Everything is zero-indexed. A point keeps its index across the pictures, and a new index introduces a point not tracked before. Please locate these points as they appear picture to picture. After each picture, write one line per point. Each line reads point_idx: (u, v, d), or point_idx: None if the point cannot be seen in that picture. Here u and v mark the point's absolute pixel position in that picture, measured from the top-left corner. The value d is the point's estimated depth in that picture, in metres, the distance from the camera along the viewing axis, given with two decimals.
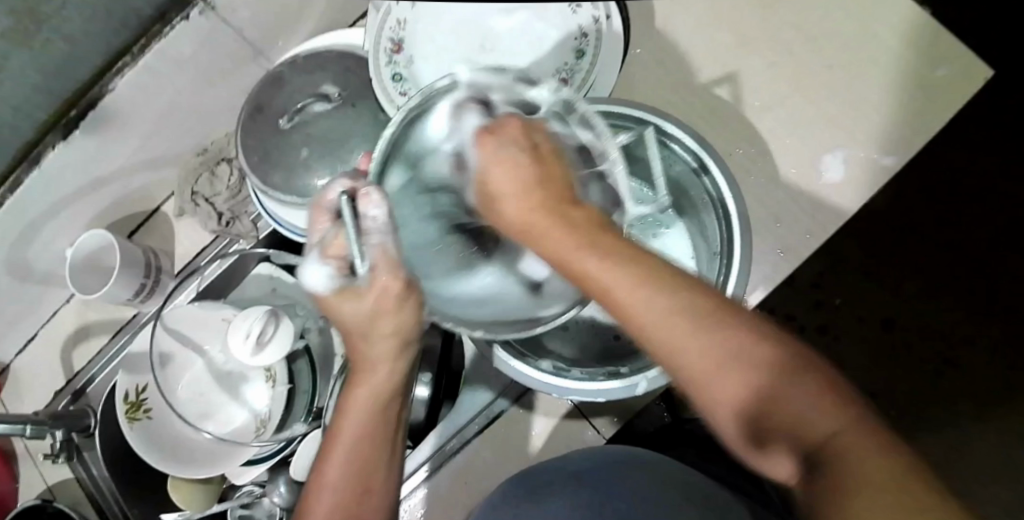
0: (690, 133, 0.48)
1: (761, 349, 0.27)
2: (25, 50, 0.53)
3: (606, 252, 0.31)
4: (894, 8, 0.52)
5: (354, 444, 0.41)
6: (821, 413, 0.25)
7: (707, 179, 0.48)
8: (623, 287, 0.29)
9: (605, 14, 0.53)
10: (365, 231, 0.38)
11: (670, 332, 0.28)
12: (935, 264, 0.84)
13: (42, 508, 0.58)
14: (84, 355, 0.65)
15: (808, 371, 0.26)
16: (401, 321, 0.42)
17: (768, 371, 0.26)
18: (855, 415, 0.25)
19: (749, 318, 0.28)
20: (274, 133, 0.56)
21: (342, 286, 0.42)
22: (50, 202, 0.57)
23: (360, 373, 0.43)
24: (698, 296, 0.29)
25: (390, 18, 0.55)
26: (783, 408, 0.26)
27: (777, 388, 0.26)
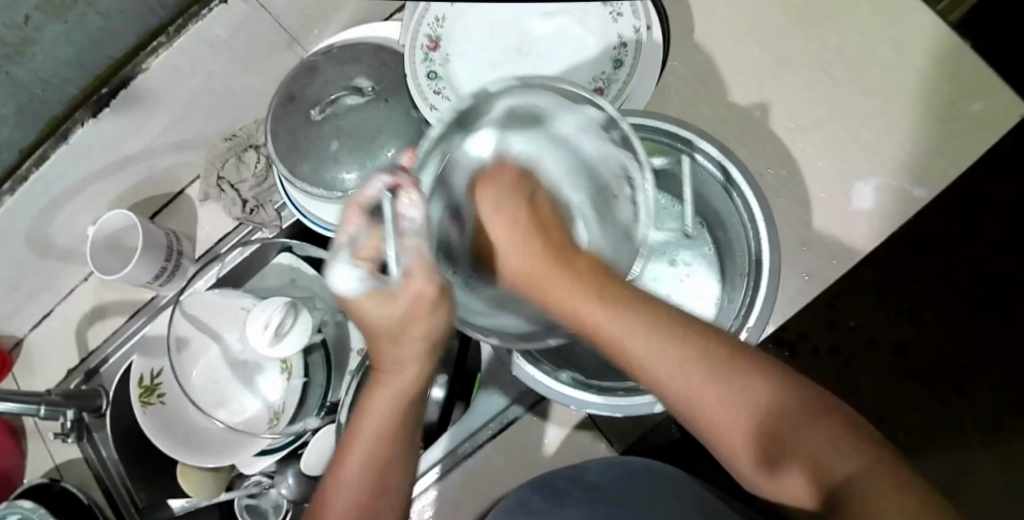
0: (713, 141, 0.47)
1: (763, 399, 0.32)
2: (59, 24, 0.52)
3: (618, 304, 0.36)
4: (939, 35, 0.51)
5: (373, 449, 0.41)
6: (838, 454, 0.30)
7: (735, 193, 0.47)
8: (644, 346, 0.34)
9: (647, 24, 0.52)
10: (404, 233, 0.37)
11: (687, 382, 0.33)
12: (951, 294, 0.83)
13: (48, 486, 0.57)
14: (98, 334, 0.64)
15: (811, 413, 0.31)
16: (431, 329, 0.41)
17: (769, 411, 0.32)
18: (863, 451, 0.30)
19: (757, 365, 0.33)
20: (303, 123, 0.55)
21: (373, 287, 0.41)
22: (76, 180, 0.57)
23: (383, 378, 0.43)
24: (710, 344, 0.34)
25: (429, 14, 0.55)
26: (795, 444, 0.31)
27: (788, 430, 0.31)
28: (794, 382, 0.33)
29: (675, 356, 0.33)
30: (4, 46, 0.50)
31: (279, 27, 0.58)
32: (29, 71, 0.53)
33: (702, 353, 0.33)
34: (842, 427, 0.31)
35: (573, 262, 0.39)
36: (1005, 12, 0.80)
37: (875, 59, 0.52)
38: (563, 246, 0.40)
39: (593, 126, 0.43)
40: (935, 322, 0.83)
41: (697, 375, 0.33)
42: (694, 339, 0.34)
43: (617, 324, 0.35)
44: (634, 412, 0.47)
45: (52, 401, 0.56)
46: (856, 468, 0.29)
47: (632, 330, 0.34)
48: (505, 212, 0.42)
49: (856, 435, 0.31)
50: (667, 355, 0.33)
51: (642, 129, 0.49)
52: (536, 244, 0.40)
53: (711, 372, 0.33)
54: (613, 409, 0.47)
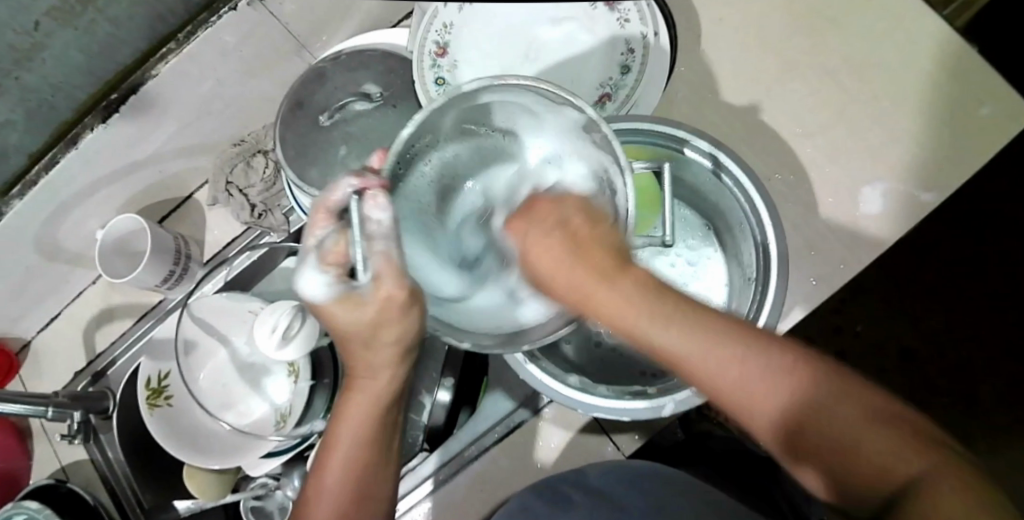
0: (704, 136, 0.48)
1: (807, 392, 0.31)
2: (71, 29, 0.53)
3: (649, 302, 0.35)
4: (941, 44, 0.52)
5: (354, 455, 0.42)
6: (898, 454, 0.28)
7: (729, 179, 0.48)
8: (682, 339, 0.33)
9: (654, 30, 0.53)
10: (371, 237, 0.38)
11: (725, 375, 0.32)
12: (954, 299, 0.84)
13: (55, 488, 0.58)
14: (106, 336, 0.65)
15: (864, 407, 0.30)
16: (403, 332, 0.42)
17: (814, 405, 0.30)
18: (918, 446, 0.28)
19: (802, 358, 0.32)
20: (313, 127, 0.56)
21: (343, 291, 0.42)
22: (85, 183, 0.58)
23: (359, 380, 0.44)
24: (753, 339, 0.32)
25: (437, 21, 0.55)
26: (846, 441, 0.29)
27: (837, 425, 0.30)
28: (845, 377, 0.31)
29: (715, 349, 0.32)
30: (16, 51, 0.51)
31: (289, 33, 0.59)
32: (36, 79, 0.54)
33: (757, 358, 0.32)
34: (907, 430, 0.29)
35: (624, 268, 0.37)
36: (1007, 19, 0.81)
37: (878, 67, 0.53)
38: (610, 252, 0.37)
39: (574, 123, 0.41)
40: (937, 326, 0.84)
41: (753, 382, 0.31)
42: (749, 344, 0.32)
43: (666, 333, 0.33)
44: (642, 416, 0.47)
45: (59, 402, 0.56)
46: (919, 466, 0.27)
47: (666, 329, 0.33)
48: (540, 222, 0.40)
49: (925, 440, 0.28)
50: (707, 349, 0.32)
51: (636, 135, 0.49)
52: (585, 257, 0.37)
53: (749, 365, 0.32)
54: (621, 412, 0.47)
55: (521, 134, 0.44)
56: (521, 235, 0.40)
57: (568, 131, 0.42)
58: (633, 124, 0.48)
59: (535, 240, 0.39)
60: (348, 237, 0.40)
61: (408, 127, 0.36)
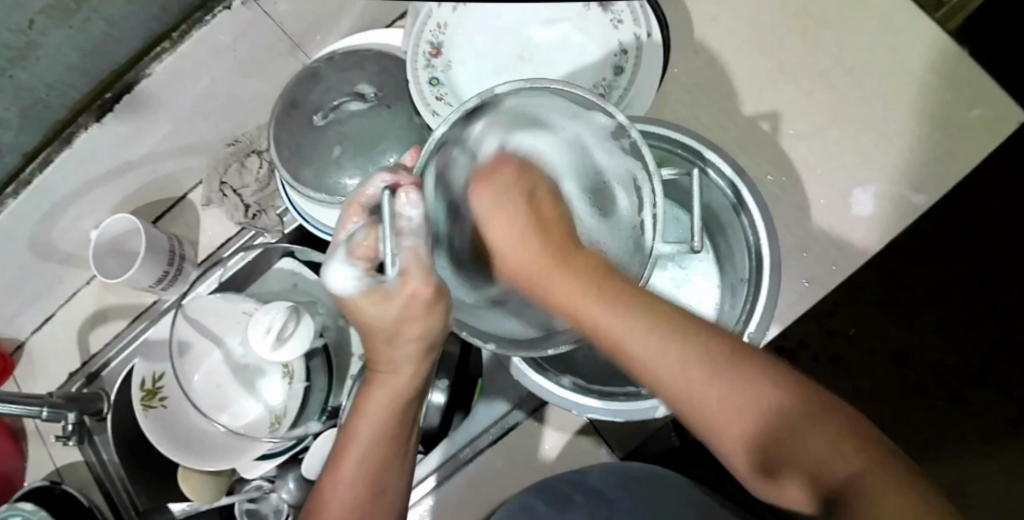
0: (729, 161, 0.48)
1: (763, 395, 0.31)
2: (64, 28, 0.53)
3: (607, 300, 0.34)
4: (936, 44, 0.51)
5: (373, 448, 0.42)
6: (834, 451, 0.29)
7: (745, 216, 0.48)
8: (635, 336, 0.33)
9: (648, 31, 0.53)
10: (400, 232, 0.37)
11: (676, 372, 0.32)
12: (951, 299, 0.84)
13: (49, 489, 0.58)
14: (100, 337, 0.65)
15: (818, 412, 0.30)
16: (429, 328, 0.42)
17: (765, 407, 0.31)
18: (866, 452, 0.28)
19: (757, 359, 0.32)
20: (305, 127, 0.55)
21: (371, 286, 0.40)
22: (78, 183, 0.57)
23: (380, 374, 0.44)
24: (709, 340, 0.33)
25: (431, 21, 0.55)
26: (795, 443, 0.30)
27: (787, 428, 0.30)
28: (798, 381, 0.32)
29: (668, 347, 0.33)
30: (8, 50, 0.50)
31: (283, 32, 0.59)
32: (31, 77, 0.54)
33: (706, 351, 0.32)
34: (846, 426, 0.29)
35: (570, 258, 0.37)
36: (1005, 19, 0.80)
37: (874, 67, 0.52)
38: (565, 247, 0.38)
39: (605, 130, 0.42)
40: (933, 327, 0.84)
41: (698, 373, 0.32)
42: (698, 337, 0.33)
43: (619, 319, 0.34)
44: (635, 417, 0.47)
45: (54, 403, 0.56)
46: (860, 466, 0.28)
47: (623, 326, 0.33)
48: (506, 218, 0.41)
49: (868, 441, 0.29)
50: (661, 347, 0.33)
51: (655, 140, 0.49)
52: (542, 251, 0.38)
53: (702, 364, 0.32)
54: (614, 413, 0.47)
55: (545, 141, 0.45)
56: (486, 201, 0.41)
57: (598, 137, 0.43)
58: (647, 130, 0.48)
59: (495, 228, 0.41)
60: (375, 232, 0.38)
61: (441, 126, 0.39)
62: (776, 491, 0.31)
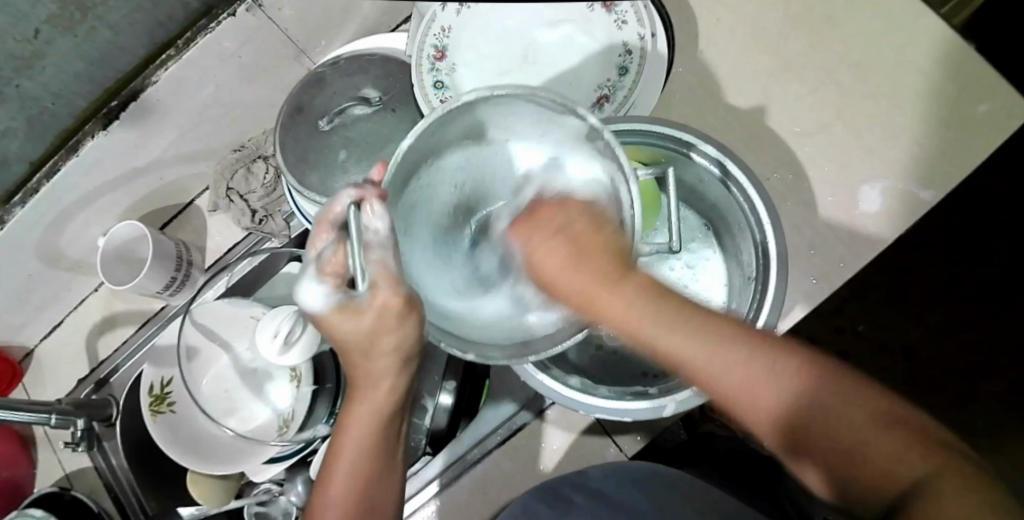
0: (711, 141, 0.48)
1: (830, 406, 0.31)
2: (70, 37, 0.53)
3: (666, 315, 0.34)
4: (940, 40, 0.52)
5: (358, 465, 0.43)
6: (903, 458, 0.29)
7: (735, 187, 0.48)
8: (699, 351, 0.33)
9: (651, 31, 0.53)
10: (369, 246, 0.37)
11: (740, 387, 0.32)
12: (957, 295, 0.84)
13: (59, 495, 0.58)
14: (108, 343, 0.65)
15: (887, 422, 0.30)
16: (403, 339, 0.42)
17: (835, 419, 0.31)
18: (937, 457, 0.28)
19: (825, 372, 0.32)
20: (311, 133, 0.55)
21: (342, 301, 0.41)
22: (85, 191, 0.58)
23: (362, 388, 0.44)
24: (772, 351, 0.33)
25: (435, 24, 0.56)
26: (863, 452, 0.30)
27: (857, 439, 0.30)
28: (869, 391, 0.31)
29: (730, 358, 0.33)
30: (16, 59, 0.51)
31: (288, 38, 0.59)
32: (37, 87, 0.54)
33: (774, 364, 0.32)
34: (914, 433, 0.29)
35: (627, 276, 0.36)
36: (1008, 15, 0.80)
37: (878, 65, 0.53)
38: (609, 259, 0.36)
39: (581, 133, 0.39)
40: (940, 324, 0.84)
41: (762, 386, 0.32)
42: (755, 346, 0.33)
43: (676, 334, 0.33)
44: (645, 416, 0.47)
45: (62, 409, 0.56)
46: (929, 471, 0.28)
47: (684, 341, 0.33)
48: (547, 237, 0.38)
49: (935, 444, 0.29)
50: (725, 361, 0.33)
51: (641, 133, 0.49)
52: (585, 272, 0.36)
53: (766, 378, 0.32)
54: (623, 412, 0.47)
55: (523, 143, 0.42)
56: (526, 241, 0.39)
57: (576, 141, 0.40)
58: (632, 123, 0.48)
59: (539, 254, 0.38)
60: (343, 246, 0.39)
61: (404, 143, 0.36)
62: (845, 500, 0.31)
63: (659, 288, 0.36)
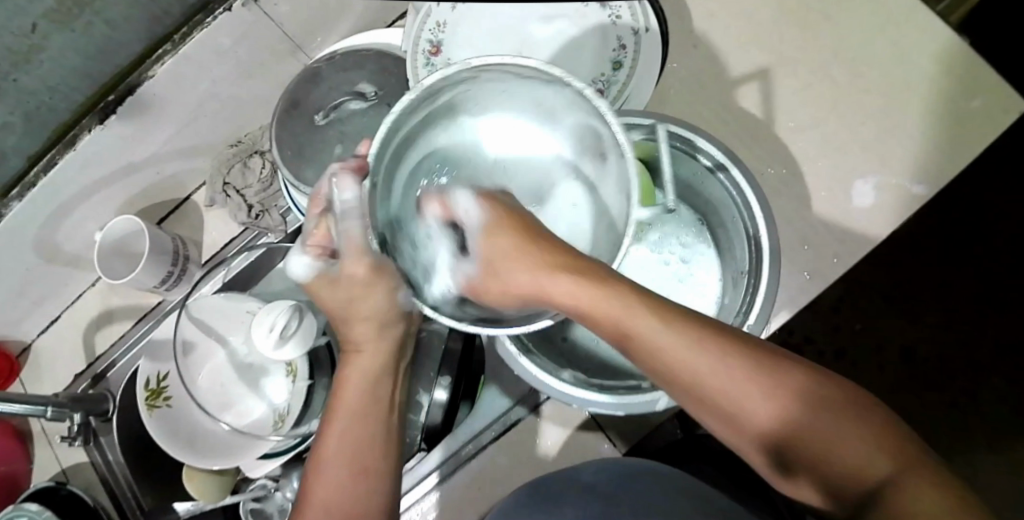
0: (720, 146, 0.48)
1: (792, 394, 0.31)
2: (66, 31, 0.53)
3: (627, 301, 0.35)
4: (935, 34, 0.51)
5: (348, 428, 0.43)
6: (865, 454, 0.29)
7: (724, 177, 0.48)
8: (656, 338, 0.33)
9: (646, 25, 0.53)
10: (347, 213, 0.43)
11: (699, 372, 0.32)
12: (957, 292, 0.83)
13: (55, 490, 0.58)
14: (106, 338, 0.65)
15: (851, 410, 0.30)
16: (375, 302, 0.45)
17: (796, 405, 0.31)
18: (896, 453, 0.28)
19: (789, 362, 0.32)
20: (308, 128, 0.56)
21: (318, 270, 0.46)
22: (82, 185, 0.58)
23: (351, 354, 0.46)
24: (724, 339, 0.33)
25: (430, 19, 0.55)
26: (823, 447, 0.30)
27: (822, 432, 0.30)
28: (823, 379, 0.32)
29: (684, 349, 0.33)
30: (10, 54, 0.51)
31: (283, 33, 0.59)
32: (33, 81, 0.54)
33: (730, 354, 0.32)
34: (871, 424, 0.30)
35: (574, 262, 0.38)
36: (1009, 11, 0.80)
37: (872, 59, 0.53)
38: (566, 254, 0.39)
39: (571, 100, 0.42)
40: (938, 323, 0.83)
41: (721, 378, 0.32)
42: (713, 342, 0.33)
43: (637, 321, 0.34)
44: (635, 410, 0.47)
45: (58, 402, 0.57)
46: (895, 468, 0.28)
47: (644, 324, 0.34)
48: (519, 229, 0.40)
49: (896, 439, 0.29)
50: (679, 346, 0.33)
51: (638, 126, 0.49)
52: (556, 270, 0.38)
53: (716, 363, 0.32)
54: (615, 406, 0.47)
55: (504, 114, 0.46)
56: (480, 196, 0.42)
57: (569, 105, 0.42)
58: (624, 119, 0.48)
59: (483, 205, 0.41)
60: (327, 221, 0.45)
61: (386, 121, 0.39)
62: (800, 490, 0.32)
63: (615, 282, 0.36)
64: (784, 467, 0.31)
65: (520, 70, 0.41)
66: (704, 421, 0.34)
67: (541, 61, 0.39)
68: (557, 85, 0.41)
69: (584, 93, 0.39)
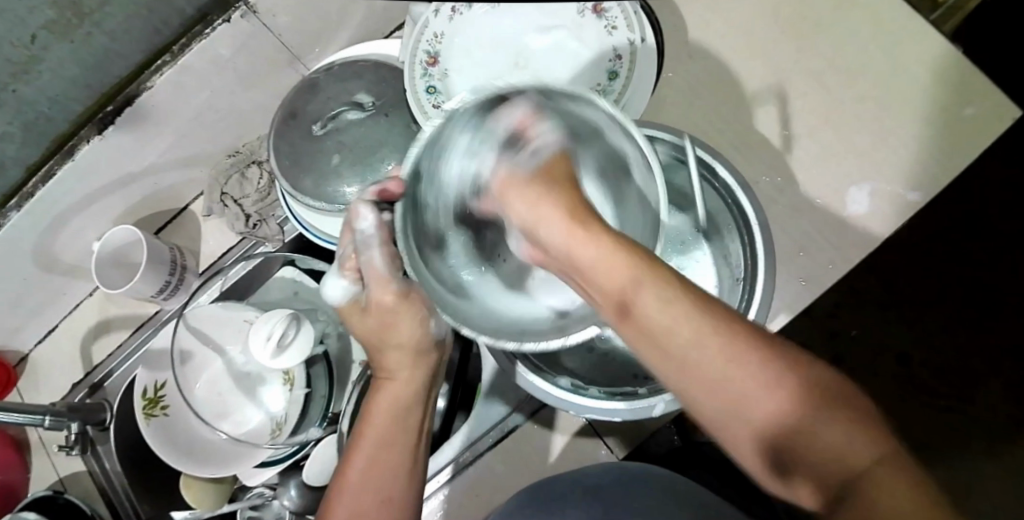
0: (726, 164, 0.49)
1: (778, 379, 0.28)
2: (66, 42, 0.54)
3: (623, 254, 0.32)
4: (927, 44, 0.52)
5: (375, 452, 0.44)
6: (854, 453, 0.26)
7: (718, 184, 0.50)
8: (648, 294, 0.30)
9: (641, 36, 0.53)
10: (367, 242, 0.44)
11: (685, 335, 0.30)
12: (952, 297, 0.84)
13: (54, 498, 0.58)
14: (103, 348, 0.65)
15: (838, 404, 0.28)
16: (412, 329, 0.47)
17: (785, 389, 0.28)
18: (886, 452, 0.26)
19: (784, 348, 0.29)
20: (305, 138, 0.56)
21: (352, 297, 0.48)
22: (80, 195, 0.58)
23: (384, 381, 0.48)
24: (719, 310, 0.30)
25: (428, 31, 0.57)
26: (810, 438, 0.27)
27: (807, 421, 0.27)
28: (820, 369, 0.29)
29: (679, 311, 0.30)
30: (11, 65, 0.51)
31: (282, 44, 0.59)
32: (33, 92, 0.54)
33: (724, 328, 0.29)
34: (865, 423, 0.27)
35: (567, 212, 0.36)
36: (1001, 20, 0.81)
37: (866, 69, 0.53)
38: (587, 206, 0.36)
39: (601, 126, 0.43)
40: (933, 328, 0.84)
41: (711, 348, 0.29)
42: (708, 310, 0.30)
43: (630, 276, 0.31)
44: (635, 416, 0.47)
45: (57, 411, 0.57)
46: (878, 461, 0.26)
47: (643, 284, 0.31)
48: (560, 193, 0.37)
49: (883, 436, 0.27)
50: (670, 305, 0.30)
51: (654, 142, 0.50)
52: (582, 226, 0.35)
53: (709, 331, 0.29)
54: (617, 411, 0.48)
55: None
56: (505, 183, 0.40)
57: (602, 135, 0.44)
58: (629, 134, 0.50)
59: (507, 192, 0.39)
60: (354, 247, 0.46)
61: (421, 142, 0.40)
62: (767, 479, 0.29)
63: (608, 235, 0.33)
64: (762, 456, 0.29)
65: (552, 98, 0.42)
66: (686, 398, 0.31)
67: (572, 88, 0.40)
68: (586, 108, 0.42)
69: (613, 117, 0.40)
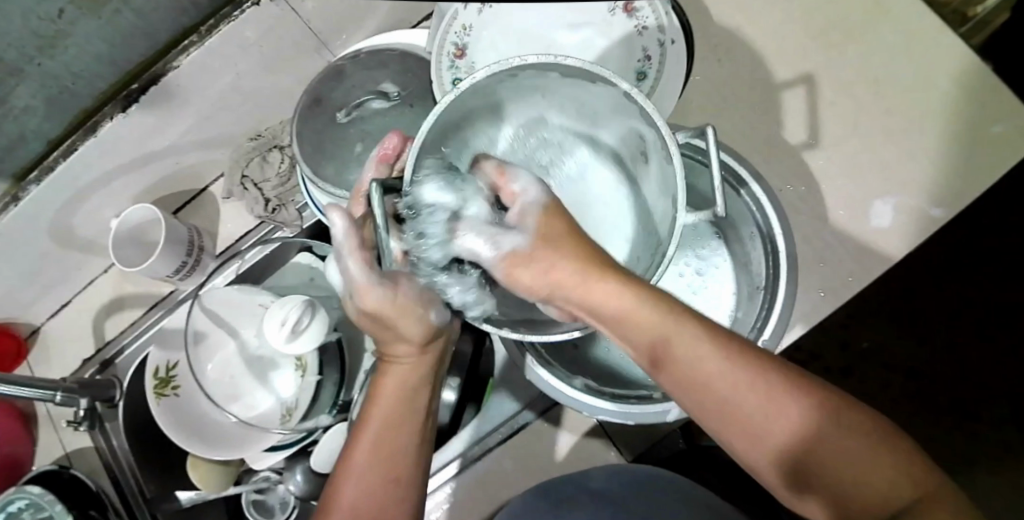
0: (751, 171, 0.49)
1: (812, 421, 0.31)
2: (93, 18, 0.53)
3: (664, 311, 0.34)
4: (959, 60, 0.52)
5: (381, 434, 0.42)
6: (886, 484, 0.30)
7: (746, 194, 0.49)
8: (694, 352, 0.33)
9: (671, 39, 0.53)
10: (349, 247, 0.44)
11: (725, 385, 0.32)
12: (963, 315, 0.84)
13: (58, 474, 0.58)
14: (116, 324, 0.65)
15: (872, 440, 0.31)
16: (415, 325, 0.44)
17: (824, 432, 0.31)
18: (913, 481, 0.30)
19: (814, 388, 0.32)
20: (331, 125, 0.56)
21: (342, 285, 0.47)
22: (101, 170, 0.58)
23: (391, 365, 0.45)
24: (757, 361, 0.33)
25: (457, 22, 0.56)
26: (839, 478, 0.31)
27: (836, 463, 0.31)
28: (845, 406, 0.32)
29: (716, 368, 0.33)
30: (39, 38, 0.51)
31: (310, 30, 0.59)
32: (59, 66, 0.54)
33: (756, 379, 0.32)
34: (895, 458, 0.30)
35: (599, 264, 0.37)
36: None
37: (895, 82, 0.53)
38: (603, 254, 0.37)
39: (618, 101, 0.41)
40: (943, 345, 0.84)
41: (749, 399, 0.32)
42: (746, 364, 0.32)
43: (674, 332, 0.33)
44: (647, 420, 0.47)
45: (67, 388, 0.57)
46: (908, 496, 0.29)
47: (687, 341, 0.33)
48: (570, 246, 0.37)
49: (910, 465, 0.30)
50: (705, 360, 0.33)
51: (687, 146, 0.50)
52: (602, 277, 0.36)
53: (746, 380, 0.32)
54: (626, 415, 0.48)
55: (546, 118, 0.48)
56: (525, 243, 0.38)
57: (620, 111, 0.42)
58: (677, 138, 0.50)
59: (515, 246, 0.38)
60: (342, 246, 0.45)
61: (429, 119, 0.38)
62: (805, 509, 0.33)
63: (646, 289, 0.35)
64: (801, 492, 0.32)
65: (567, 67, 0.39)
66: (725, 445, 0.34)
67: (584, 62, 0.38)
68: (599, 86, 0.40)
69: (629, 94, 0.39)
